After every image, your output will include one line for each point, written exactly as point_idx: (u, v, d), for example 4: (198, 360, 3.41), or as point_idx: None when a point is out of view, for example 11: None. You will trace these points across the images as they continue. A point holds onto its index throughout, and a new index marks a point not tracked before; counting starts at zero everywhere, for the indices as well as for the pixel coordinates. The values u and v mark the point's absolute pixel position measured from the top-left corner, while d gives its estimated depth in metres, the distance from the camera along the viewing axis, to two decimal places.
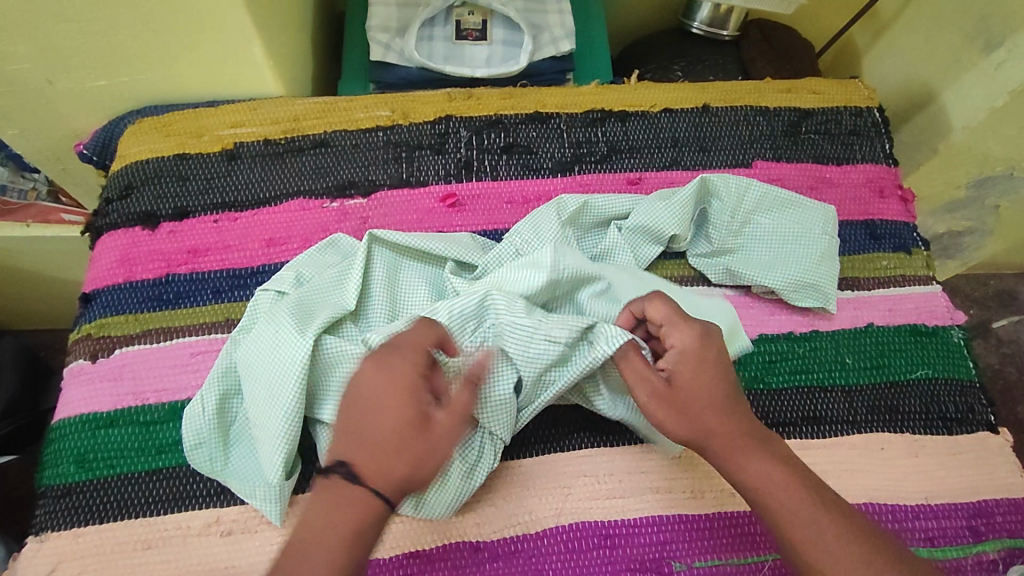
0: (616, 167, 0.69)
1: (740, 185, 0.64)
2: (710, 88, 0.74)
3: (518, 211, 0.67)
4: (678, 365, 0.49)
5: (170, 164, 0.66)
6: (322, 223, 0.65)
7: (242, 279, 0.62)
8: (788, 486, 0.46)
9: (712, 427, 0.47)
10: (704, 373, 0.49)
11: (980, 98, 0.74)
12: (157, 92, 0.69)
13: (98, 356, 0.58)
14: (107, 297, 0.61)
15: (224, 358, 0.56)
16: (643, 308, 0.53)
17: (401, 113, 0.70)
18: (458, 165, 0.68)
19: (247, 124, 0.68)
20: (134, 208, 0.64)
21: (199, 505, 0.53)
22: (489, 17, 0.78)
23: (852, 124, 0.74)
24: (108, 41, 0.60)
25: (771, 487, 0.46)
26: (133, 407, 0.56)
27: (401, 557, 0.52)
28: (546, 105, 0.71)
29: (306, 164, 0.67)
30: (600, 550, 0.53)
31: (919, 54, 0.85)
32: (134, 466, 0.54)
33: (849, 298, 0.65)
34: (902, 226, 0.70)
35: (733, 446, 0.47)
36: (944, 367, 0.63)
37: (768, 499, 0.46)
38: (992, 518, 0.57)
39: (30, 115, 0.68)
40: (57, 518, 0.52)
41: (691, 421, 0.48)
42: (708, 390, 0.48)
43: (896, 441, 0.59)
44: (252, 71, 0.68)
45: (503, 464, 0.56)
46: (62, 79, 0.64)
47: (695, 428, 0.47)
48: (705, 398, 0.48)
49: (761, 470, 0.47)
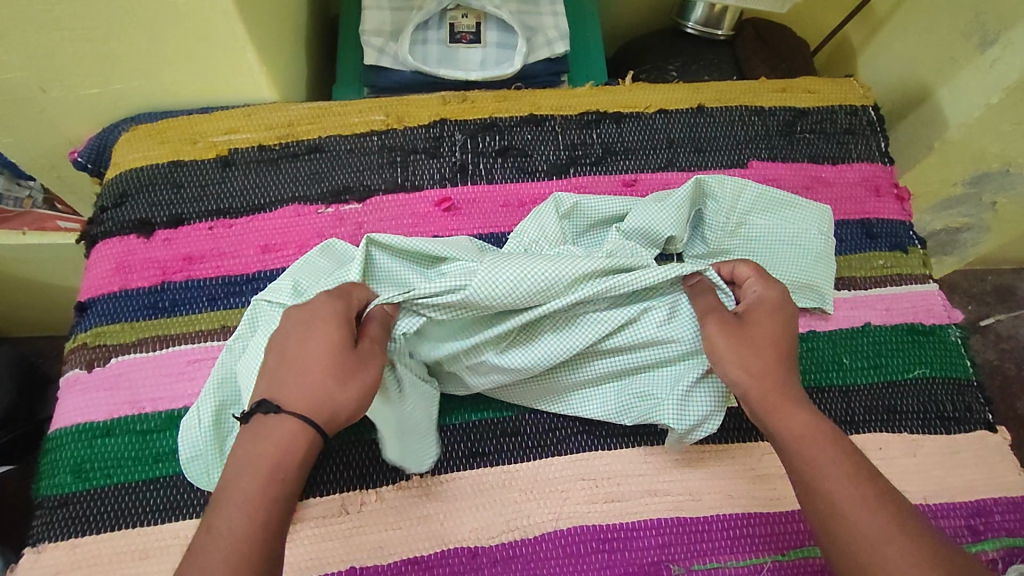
0: (612, 169, 0.69)
1: (736, 185, 0.64)
2: (705, 88, 0.74)
3: (513, 214, 0.67)
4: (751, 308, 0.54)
5: (164, 171, 0.66)
6: (317, 229, 0.65)
7: (238, 286, 0.62)
8: (824, 448, 0.46)
9: (762, 368, 0.50)
10: (774, 320, 0.53)
11: (976, 95, 0.74)
12: (150, 99, 0.69)
13: (94, 365, 0.58)
14: (102, 306, 0.60)
15: (221, 367, 0.55)
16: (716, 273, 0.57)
17: (395, 117, 0.70)
18: (453, 169, 0.68)
19: (241, 130, 0.68)
20: (128, 216, 0.64)
21: (196, 514, 0.53)
22: (482, 20, 0.78)
23: (848, 123, 0.74)
24: (100, 49, 0.60)
25: (805, 429, 0.47)
26: (129, 416, 0.56)
27: (399, 563, 0.52)
28: (541, 107, 0.71)
29: (301, 169, 0.67)
30: (599, 554, 0.53)
31: (914, 52, 0.85)
32: (131, 476, 0.54)
33: (846, 298, 0.65)
34: (898, 225, 0.70)
35: (770, 399, 0.49)
36: (942, 366, 0.63)
37: (802, 438, 0.47)
38: (991, 517, 0.57)
39: (24, 123, 0.67)
40: (54, 529, 0.52)
41: (750, 357, 0.50)
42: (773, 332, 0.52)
43: (894, 441, 0.59)
44: (245, 77, 0.68)
45: (501, 468, 0.56)
46: (54, 87, 0.63)
47: (758, 365, 0.50)
48: (767, 339, 0.51)
49: (803, 425, 0.48)
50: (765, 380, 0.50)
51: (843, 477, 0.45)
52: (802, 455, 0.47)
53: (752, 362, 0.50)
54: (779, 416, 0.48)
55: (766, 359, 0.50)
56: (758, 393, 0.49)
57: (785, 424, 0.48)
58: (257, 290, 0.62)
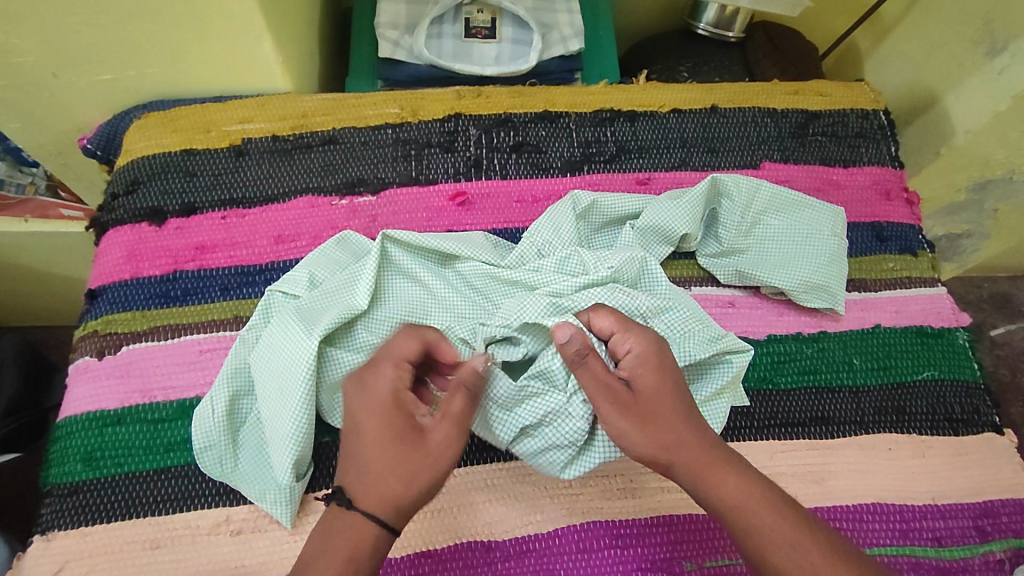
0: (625, 167, 0.69)
1: (750, 185, 0.65)
2: (718, 89, 0.74)
3: (528, 210, 0.67)
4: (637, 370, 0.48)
5: (177, 159, 0.65)
6: (331, 221, 0.64)
7: (251, 277, 0.62)
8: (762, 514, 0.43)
9: (676, 437, 0.46)
10: (661, 380, 0.48)
11: (983, 102, 0.75)
12: (163, 86, 0.68)
13: (105, 352, 0.57)
14: (113, 294, 0.60)
15: (234, 357, 0.55)
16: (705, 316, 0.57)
17: (410, 110, 0.69)
18: (468, 163, 0.68)
19: (255, 120, 0.67)
20: (140, 203, 0.63)
21: (209, 504, 0.53)
22: (498, 16, 0.78)
23: (859, 126, 0.75)
24: (115, 34, 0.59)
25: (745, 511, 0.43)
26: (140, 405, 0.55)
27: (412, 556, 0.51)
28: (555, 104, 0.71)
29: (315, 161, 0.67)
30: (612, 550, 0.53)
31: (924, 58, 0.86)
32: (142, 465, 0.53)
33: (856, 300, 0.65)
34: (908, 228, 0.70)
35: (697, 466, 0.45)
36: (950, 369, 0.64)
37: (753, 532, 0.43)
38: (998, 518, 0.58)
39: (32, 108, 0.67)
40: (64, 517, 0.52)
41: (656, 432, 0.46)
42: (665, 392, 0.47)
43: (903, 441, 0.60)
44: (260, 66, 0.67)
45: (518, 463, 0.55)
46: (66, 72, 0.63)
47: (656, 441, 0.46)
48: (665, 407, 0.47)
49: (734, 489, 0.44)
50: (684, 445, 0.46)
51: (785, 533, 0.43)
52: (737, 520, 0.44)
53: (651, 442, 0.46)
54: (711, 483, 0.45)
55: (674, 427, 0.46)
56: (682, 461, 0.45)
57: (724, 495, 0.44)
58: (270, 281, 0.62)
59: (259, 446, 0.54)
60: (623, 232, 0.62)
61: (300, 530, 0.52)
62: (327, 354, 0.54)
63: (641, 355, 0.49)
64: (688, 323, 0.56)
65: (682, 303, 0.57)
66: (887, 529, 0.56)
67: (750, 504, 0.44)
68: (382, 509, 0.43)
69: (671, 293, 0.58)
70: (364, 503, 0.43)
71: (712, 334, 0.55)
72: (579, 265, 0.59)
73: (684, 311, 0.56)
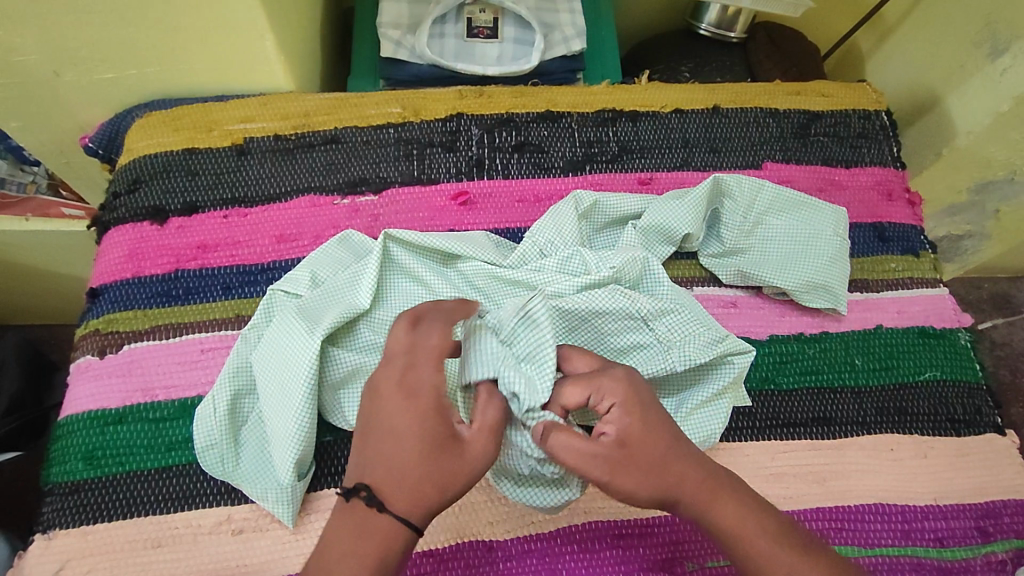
0: (627, 168, 0.69)
1: (753, 185, 0.65)
2: (720, 89, 0.74)
3: (530, 210, 0.67)
4: (622, 422, 0.44)
5: (178, 158, 0.65)
6: (332, 220, 0.64)
7: (252, 276, 0.62)
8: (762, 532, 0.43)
9: (675, 477, 0.44)
10: (646, 424, 0.44)
11: (985, 103, 0.75)
12: (165, 85, 0.68)
13: (106, 351, 0.57)
14: (114, 293, 0.60)
15: (236, 357, 0.55)
16: (708, 318, 0.57)
17: (412, 110, 0.69)
18: (470, 163, 0.68)
19: (257, 119, 0.67)
20: (142, 202, 0.63)
21: (211, 503, 0.53)
22: (500, 15, 0.78)
23: (861, 127, 0.75)
24: (117, 33, 0.59)
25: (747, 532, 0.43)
26: (141, 404, 0.55)
27: (414, 556, 0.51)
28: (557, 104, 0.71)
29: (317, 160, 0.67)
30: (614, 550, 0.53)
31: (926, 58, 0.86)
32: (143, 464, 0.53)
33: (858, 300, 0.65)
34: (910, 229, 0.70)
35: (701, 496, 0.44)
36: (952, 370, 0.63)
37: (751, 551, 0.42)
38: (1000, 519, 0.58)
39: (34, 107, 0.67)
40: (64, 516, 0.51)
41: (653, 479, 0.43)
42: (655, 435, 0.44)
43: (905, 442, 0.60)
44: (262, 65, 0.67)
45: None
46: (68, 71, 0.63)
47: (658, 488, 0.43)
48: (657, 453, 0.44)
49: (735, 516, 0.43)
50: (685, 482, 0.44)
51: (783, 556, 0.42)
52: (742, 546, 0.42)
53: (650, 492, 0.43)
54: (713, 509, 0.43)
55: (671, 464, 0.44)
56: (686, 494, 0.44)
57: (727, 520, 0.43)
58: (272, 280, 0.62)
59: (260, 445, 0.54)
60: (626, 230, 0.62)
61: (302, 529, 0.52)
62: (328, 353, 0.53)
63: (620, 403, 0.45)
64: (690, 324, 0.56)
65: (684, 304, 0.57)
66: (889, 529, 0.56)
67: (752, 530, 0.43)
68: (413, 513, 0.41)
69: (673, 294, 0.58)
70: (365, 503, 0.42)
71: (715, 335, 0.55)
72: (580, 265, 0.58)
73: (687, 313, 0.56)
